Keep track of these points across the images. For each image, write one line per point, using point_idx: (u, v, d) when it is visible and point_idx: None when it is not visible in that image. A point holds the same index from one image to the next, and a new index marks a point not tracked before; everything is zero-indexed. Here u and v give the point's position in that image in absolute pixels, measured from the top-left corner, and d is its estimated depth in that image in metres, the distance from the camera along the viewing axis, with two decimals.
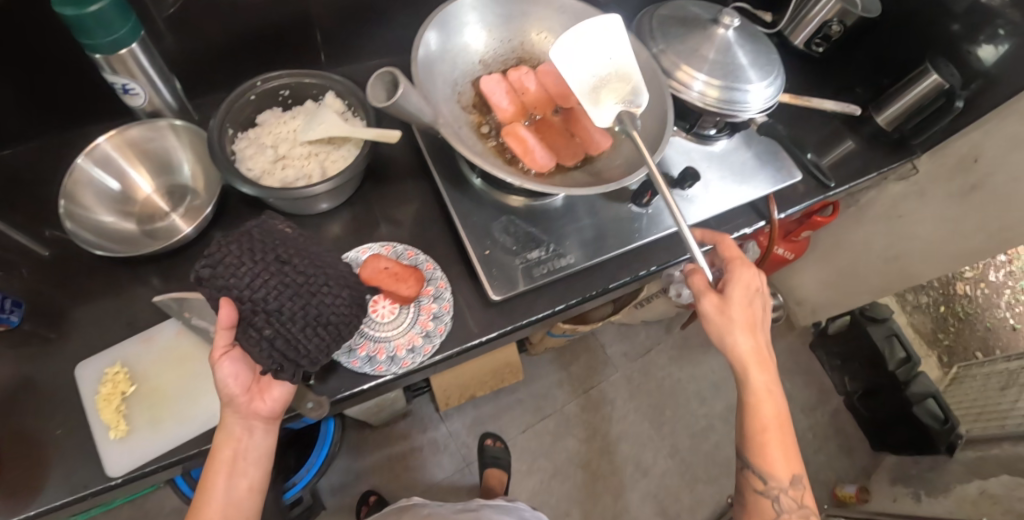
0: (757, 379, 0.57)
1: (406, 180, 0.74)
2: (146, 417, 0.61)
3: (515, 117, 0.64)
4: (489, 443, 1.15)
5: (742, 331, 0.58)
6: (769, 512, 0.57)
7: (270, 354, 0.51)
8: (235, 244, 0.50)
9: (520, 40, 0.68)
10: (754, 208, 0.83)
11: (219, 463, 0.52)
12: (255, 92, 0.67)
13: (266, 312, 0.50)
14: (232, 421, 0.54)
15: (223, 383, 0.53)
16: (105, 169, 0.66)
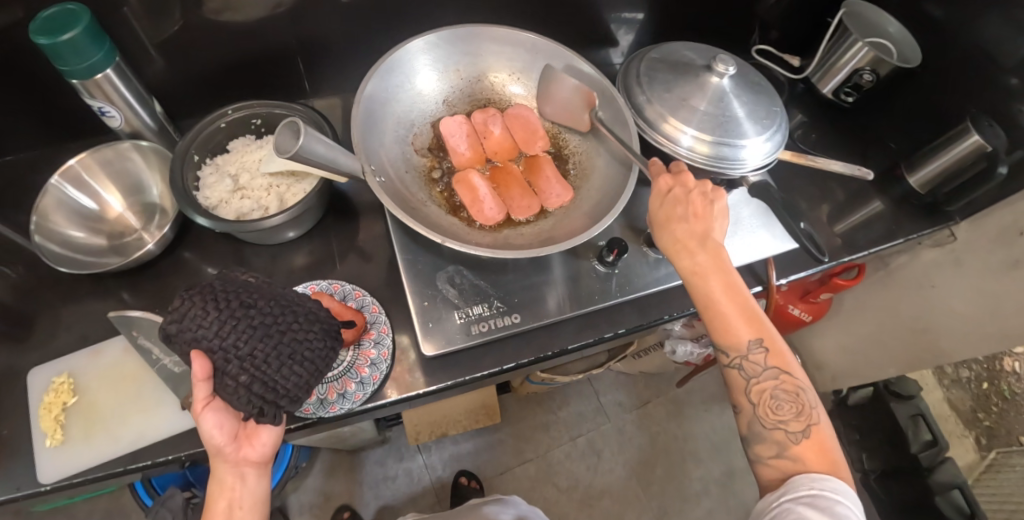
0: (688, 265, 0.53)
1: (371, 217, 0.73)
2: (81, 429, 0.62)
3: (471, 163, 0.62)
4: (463, 481, 1.03)
5: (675, 223, 0.54)
6: (741, 384, 0.51)
7: (250, 399, 0.46)
8: (199, 296, 0.46)
9: (489, 80, 0.66)
10: (752, 271, 0.75)
11: (214, 516, 0.47)
12: (226, 120, 0.68)
13: (239, 358, 0.45)
14: (222, 472, 0.48)
15: (207, 437, 0.48)
16: (78, 188, 0.68)
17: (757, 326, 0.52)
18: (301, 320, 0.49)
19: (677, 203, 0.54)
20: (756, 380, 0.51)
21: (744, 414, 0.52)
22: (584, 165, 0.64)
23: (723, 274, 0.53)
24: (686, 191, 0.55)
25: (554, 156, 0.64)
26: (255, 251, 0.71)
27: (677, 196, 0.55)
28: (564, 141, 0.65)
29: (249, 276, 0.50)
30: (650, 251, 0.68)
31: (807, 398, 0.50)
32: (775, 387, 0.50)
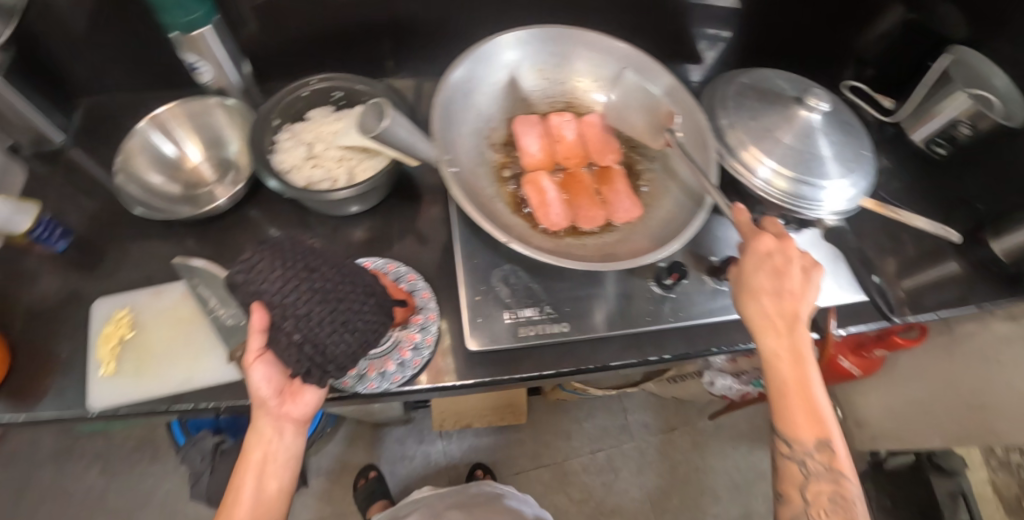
0: (770, 344, 0.53)
1: (433, 203, 0.73)
2: (132, 364, 0.64)
3: (541, 165, 0.60)
4: (478, 474, 1.02)
5: (766, 299, 0.54)
6: (796, 478, 0.51)
7: (299, 359, 0.47)
8: (270, 253, 0.49)
9: (572, 84, 0.65)
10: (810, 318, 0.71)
11: (249, 464, 0.50)
12: (308, 90, 0.70)
13: (297, 318, 0.47)
14: (262, 423, 0.50)
15: (255, 387, 0.50)
16: (163, 135, 0.71)
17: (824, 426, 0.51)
18: (356, 293, 0.51)
19: (773, 278, 0.54)
20: (810, 477, 0.50)
21: (791, 508, 0.51)
22: (656, 183, 0.61)
23: (803, 364, 0.52)
24: (785, 268, 0.54)
25: (627, 170, 0.63)
26: (317, 218, 0.72)
27: (774, 271, 0.54)
28: (639, 156, 0.63)
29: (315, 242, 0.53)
30: (709, 281, 0.66)
31: (859, 508, 0.49)
32: (832, 491, 0.49)
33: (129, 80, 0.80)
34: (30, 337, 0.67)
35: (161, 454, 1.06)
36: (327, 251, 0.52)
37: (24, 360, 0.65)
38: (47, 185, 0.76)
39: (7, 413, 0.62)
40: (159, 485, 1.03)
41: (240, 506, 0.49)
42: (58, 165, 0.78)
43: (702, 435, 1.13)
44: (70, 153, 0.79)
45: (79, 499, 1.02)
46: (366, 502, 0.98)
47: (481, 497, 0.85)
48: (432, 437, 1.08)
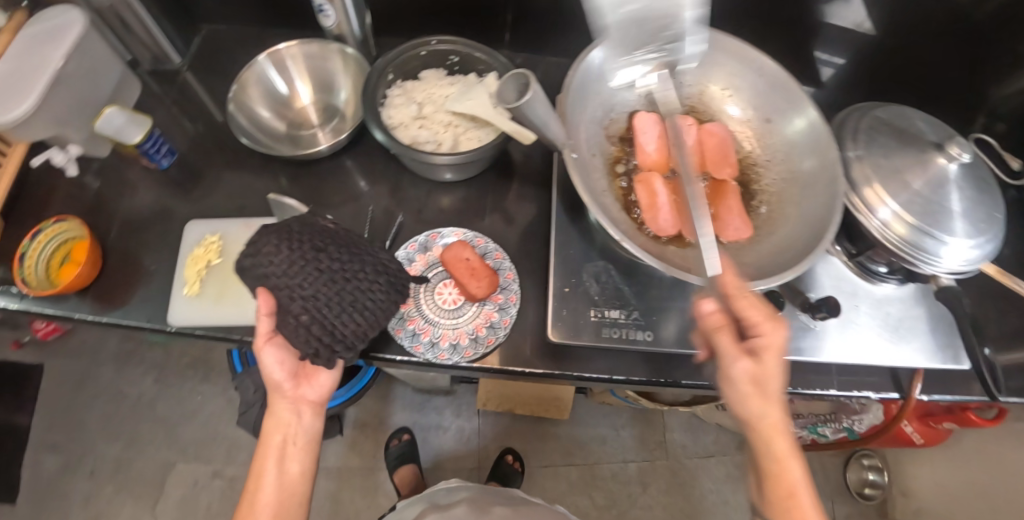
0: (779, 447, 0.49)
1: (527, 184, 0.70)
2: (214, 290, 0.65)
3: (656, 166, 0.59)
4: (508, 459, 1.02)
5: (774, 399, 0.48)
6: None
7: (307, 338, 0.49)
8: (276, 236, 0.51)
9: (701, 88, 0.63)
10: (893, 377, 0.69)
11: (270, 448, 0.54)
12: (426, 49, 0.67)
13: (306, 300, 0.50)
14: (280, 407, 0.55)
15: (268, 371, 0.54)
16: (279, 72, 0.71)
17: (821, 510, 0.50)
18: (367, 273, 0.53)
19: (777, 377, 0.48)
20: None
21: None
22: (772, 207, 0.59)
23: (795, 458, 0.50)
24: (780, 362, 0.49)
25: (741, 187, 0.60)
26: (410, 179, 0.72)
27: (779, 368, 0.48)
28: (757, 175, 0.61)
29: (330, 224, 0.55)
30: (801, 316, 0.66)
31: None
32: None
33: (250, 12, 0.80)
34: (124, 245, 0.70)
35: (211, 375, 1.10)
36: (339, 232, 0.54)
37: (116, 265, 0.68)
38: (161, 102, 0.79)
39: (94, 313, 0.65)
40: (205, 404, 1.08)
41: (264, 492, 0.53)
42: (172, 85, 0.80)
43: (740, 469, 1.09)
44: (184, 75, 0.81)
45: (133, 401, 1.07)
46: (395, 462, 1.00)
47: (521, 501, 0.86)
48: (468, 414, 1.08)
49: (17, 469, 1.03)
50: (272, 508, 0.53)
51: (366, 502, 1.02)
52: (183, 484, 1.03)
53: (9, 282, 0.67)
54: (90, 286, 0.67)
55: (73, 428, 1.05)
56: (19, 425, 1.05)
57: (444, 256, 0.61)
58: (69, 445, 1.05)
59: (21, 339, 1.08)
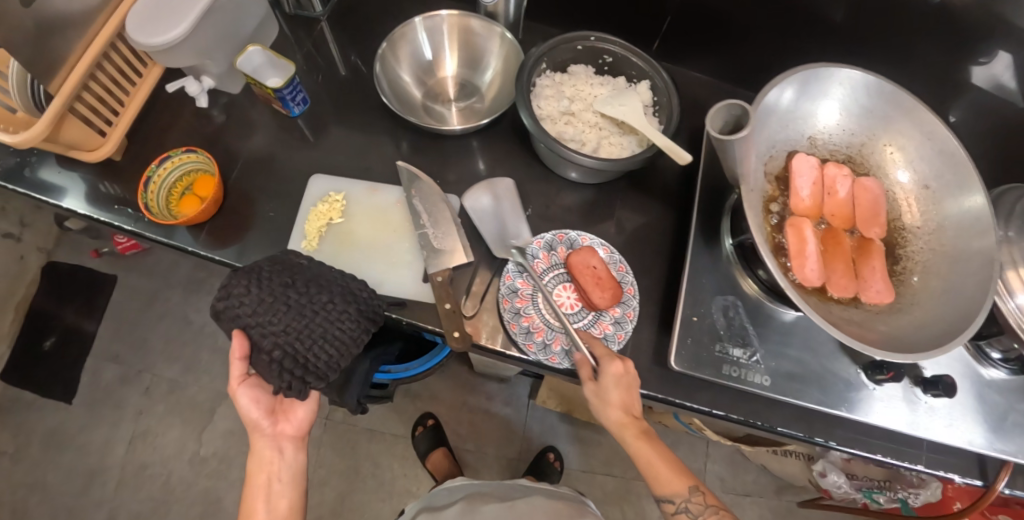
0: (632, 438, 0.54)
1: (654, 198, 0.68)
2: (333, 250, 0.63)
3: (808, 213, 0.57)
4: (548, 457, 1.03)
5: (612, 408, 0.53)
6: None
7: (280, 373, 0.49)
8: (244, 276, 0.51)
9: (865, 139, 0.60)
10: (980, 464, 0.67)
11: (257, 488, 0.54)
12: (584, 44, 0.65)
13: (277, 336, 0.49)
14: (262, 446, 0.55)
15: (245, 411, 0.54)
16: (430, 38, 0.68)
17: (685, 482, 0.55)
18: (334, 301, 0.52)
19: (624, 396, 0.53)
20: None
21: None
22: (913, 276, 0.58)
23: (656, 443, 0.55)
24: (630, 389, 0.53)
25: (887, 248, 0.59)
26: (538, 172, 0.69)
27: (626, 393, 0.53)
28: (905, 239, 0.59)
29: (301, 258, 0.54)
30: (907, 389, 0.63)
31: None
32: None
33: None
34: (243, 185, 0.70)
35: None
36: (308, 265, 0.54)
37: (231, 204, 0.68)
38: (295, 48, 0.77)
39: (209, 249, 0.66)
40: None
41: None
42: (308, 32, 0.77)
43: (774, 514, 1.08)
44: (323, 24, 0.78)
45: (197, 328, 1.10)
46: (425, 448, 1.01)
47: (522, 493, 0.87)
48: (518, 405, 1.08)
49: (78, 371, 1.07)
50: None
51: (403, 470, 1.04)
52: (231, 417, 1.07)
53: (126, 203, 0.69)
54: (207, 222, 0.67)
55: (136, 344, 1.09)
56: (87, 330, 1.09)
57: (570, 258, 0.60)
58: (129, 358, 1.08)
59: (100, 249, 1.11)
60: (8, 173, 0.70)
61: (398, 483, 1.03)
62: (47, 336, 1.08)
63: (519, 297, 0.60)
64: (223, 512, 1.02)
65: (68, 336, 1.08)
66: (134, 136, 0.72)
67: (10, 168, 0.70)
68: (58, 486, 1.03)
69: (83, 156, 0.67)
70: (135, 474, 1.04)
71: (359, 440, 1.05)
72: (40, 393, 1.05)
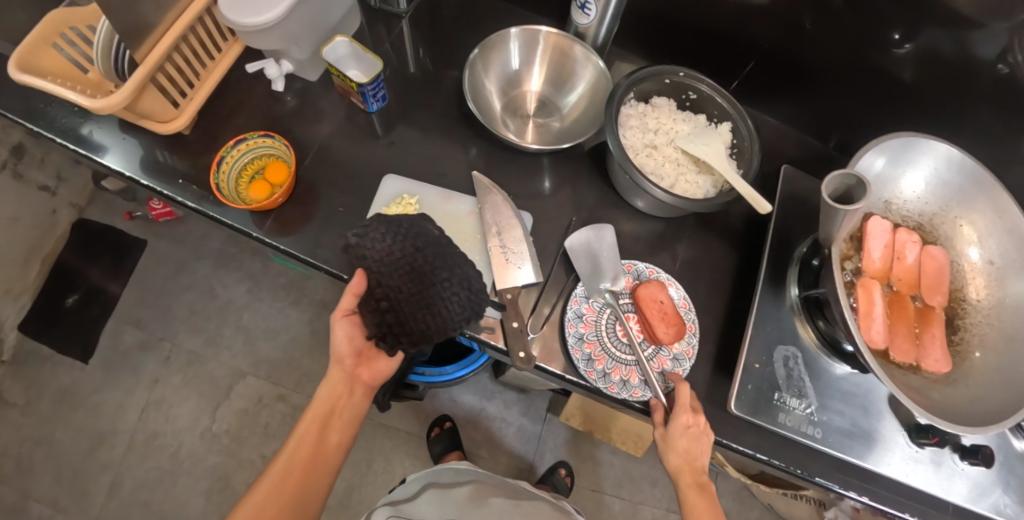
0: (685, 484, 0.56)
1: (720, 239, 0.69)
2: None
3: (877, 275, 0.58)
4: (561, 472, 1.03)
5: (676, 454, 0.55)
6: None
7: (379, 322, 0.52)
8: (384, 224, 0.53)
9: (937, 208, 0.61)
10: None
11: (317, 414, 0.54)
12: (671, 78, 0.66)
13: (389, 290, 0.51)
14: (337, 378, 0.54)
15: (335, 342, 0.54)
16: (519, 52, 0.68)
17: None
18: (449, 282, 0.51)
19: (689, 443, 0.55)
20: None
21: None
22: (969, 349, 0.58)
23: (707, 498, 0.56)
24: (698, 439, 0.55)
25: (946, 318, 0.60)
26: (608, 198, 0.69)
27: (692, 440, 0.55)
28: (966, 311, 0.60)
29: (436, 228, 0.54)
30: (941, 455, 0.62)
31: None
32: None
33: None
34: (311, 174, 0.69)
35: (300, 302, 1.11)
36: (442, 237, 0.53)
37: (298, 193, 0.68)
38: (373, 43, 0.76)
39: (273, 236, 0.66)
40: (287, 328, 1.09)
41: (297, 456, 0.53)
42: (388, 29, 0.77)
43: None
44: (403, 23, 0.78)
45: (221, 303, 1.09)
46: (441, 451, 1.00)
47: (525, 496, 0.81)
48: (535, 416, 1.09)
49: (98, 332, 1.07)
50: (303, 470, 0.53)
51: (415, 469, 1.04)
52: (247, 396, 1.06)
53: (190, 179, 0.69)
54: (275, 209, 0.66)
55: (159, 311, 1.08)
56: (112, 291, 1.08)
57: (638, 290, 0.61)
58: (150, 324, 1.08)
59: (133, 213, 1.11)
60: (71, 133, 0.70)
61: None
62: (71, 293, 1.07)
63: (583, 322, 0.60)
64: (229, 490, 1.02)
65: (91, 296, 1.08)
66: (204, 112, 0.71)
67: (74, 128, 0.70)
68: (66, 445, 1.02)
69: (153, 126, 0.66)
70: (144, 442, 1.03)
71: (374, 435, 1.05)
72: (57, 349, 1.05)
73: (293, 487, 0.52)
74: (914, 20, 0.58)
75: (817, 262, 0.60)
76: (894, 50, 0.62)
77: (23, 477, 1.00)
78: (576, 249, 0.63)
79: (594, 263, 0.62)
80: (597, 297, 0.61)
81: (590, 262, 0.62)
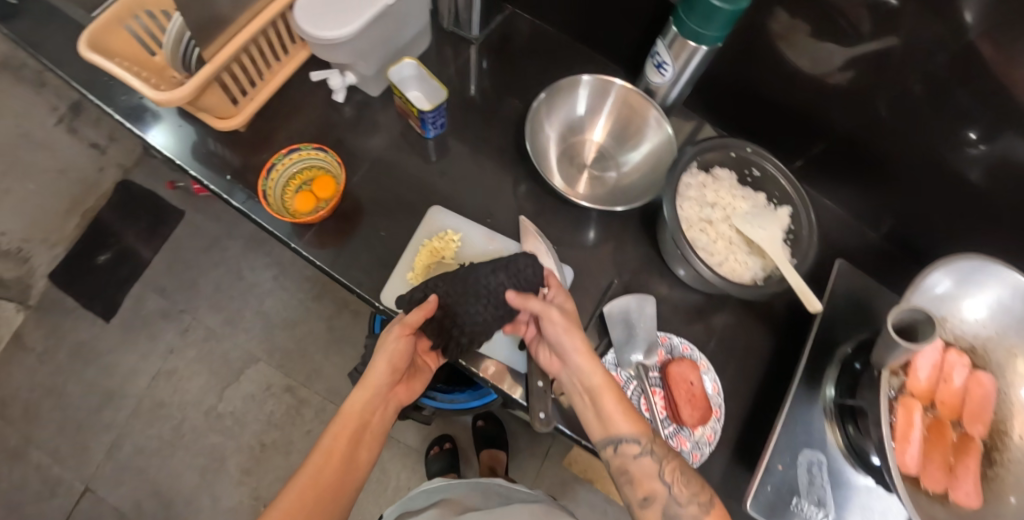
0: (591, 365, 0.54)
1: (761, 323, 0.66)
2: None
3: (916, 393, 0.56)
4: (478, 423, 1.06)
5: (572, 328, 0.54)
6: (652, 471, 0.52)
7: (438, 331, 0.56)
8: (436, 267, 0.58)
9: (993, 333, 0.58)
10: None
11: (350, 422, 0.55)
12: (737, 152, 0.65)
13: (439, 294, 0.55)
14: (377, 387, 0.56)
15: (384, 354, 0.55)
16: (586, 102, 0.68)
17: (644, 427, 0.53)
18: (509, 284, 0.54)
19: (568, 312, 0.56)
20: (664, 467, 0.52)
21: (658, 500, 0.51)
22: (1005, 488, 0.54)
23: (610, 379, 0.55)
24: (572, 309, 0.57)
25: (983, 450, 0.57)
26: (652, 262, 0.67)
27: (569, 312, 0.56)
28: (1007, 446, 0.56)
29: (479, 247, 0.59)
30: None
31: None
32: (701, 494, 0.51)
33: (556, 18, 0.76)
34: (359, 190, 0.69)
35: (321, 297, 1.11)
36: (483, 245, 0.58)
37: (343, 208, 0.67)
38: (439, 65, 0.76)
39: (312, 248, 0.65)
40: (306, 320, 1.09)
41: (330, 460, 0.53)
42: (456, 53, 0.76)
43: None
44: (472, 49, 0.77)
45: (245, 285, 1.10)
46: (436, 471, 1.01)
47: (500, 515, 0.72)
48: (537, 452, 1.07)
49: (124, 293, 1.08)
50: (334, 477, 0.52)
51: (410, 484, 1.04)
52: (256, 382, 1.06)
53: (238, 176, 0.69)
54: (317, 223, 0.65)
55: (185, 283, 1.09)
56: (143, 256, 1.09)
57: (670, 367, 0.60)
58: (175, 294, 1.09)
59: (175, 182, 1.12)
60: (130, 112, 0.71)
61: (399, 494, 1.03)
62: (102, 250, 1.09)
63: None
64: (224, 472, 1.02)
65: (121, 256, 1.09)
66: (261, 110, 0.71)
67: (133, 107, 0.71)
68: (75, 399, 1.04)
69: (211, 121, 0.66)
70: (150, 409, 1.04)
71: None
72: (82, 303, 1.07)
73: (321, 490, 0.51)
74: (995, 124, 0.54)
75: (859, 366, 0.58)
76: (969, 149, 0.58)
77: (30, 421, 1.02)
78: (613, 314, 0.62)
79: (629, 331, 0.62)
80: (626, 367, 0.60)
81: (624, 329, 0.62)
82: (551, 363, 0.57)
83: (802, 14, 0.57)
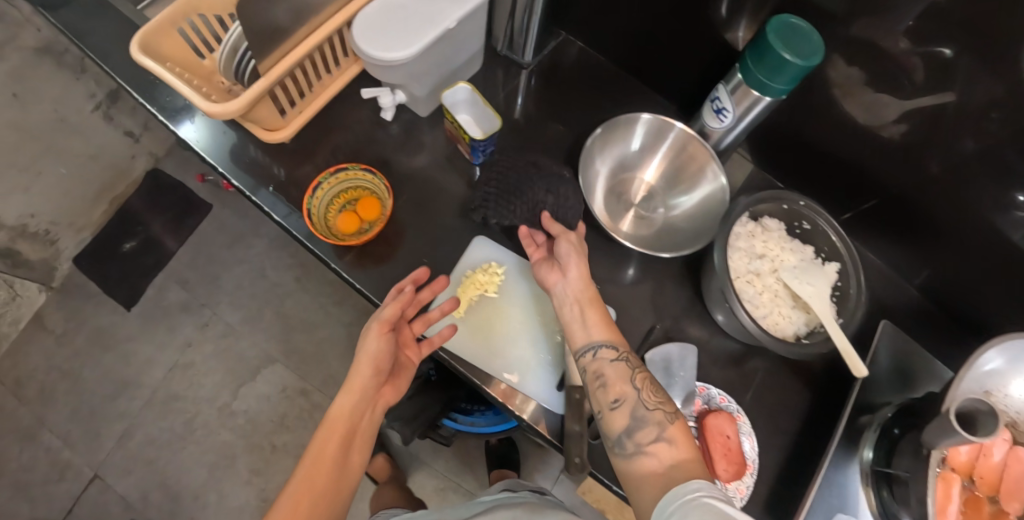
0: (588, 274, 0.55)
1: (798, 378, 0.65)
2: (478, 322, 0.63)
3: (955, 466, 0.55)
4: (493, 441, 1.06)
5: (576, 247, 0.57)
6: (624, 377, 0.49)
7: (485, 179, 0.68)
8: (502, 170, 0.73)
9: None
10: None
11: (336, 429, 0.50)
12: (788, 205, 0.64)
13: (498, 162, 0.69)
14: (362, 387, 0.53)
15: (367, 353, 0.53)
16: (641, 142, 0.67)
17: (622, 340, 0.51)
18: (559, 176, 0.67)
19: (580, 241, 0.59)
20: (637, 379, 0.49)
21: (625, 402, 0.47)
22: None
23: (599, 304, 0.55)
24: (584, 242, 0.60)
25: None
26: (692, 307, 0.67)
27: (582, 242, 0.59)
28: None
29: None
30: None
31: None
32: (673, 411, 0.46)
33: (610, 49, 0.75)
34: (402, 211, 0.68)
35: (343, 302, 1.10)
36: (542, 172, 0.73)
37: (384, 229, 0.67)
38: (489, 88, 0.75)
39: (351, 267, 0.65)
40: (326, 324, 1.09)
41: (319, 463, 0.47)
42: (506, 76, 0.76)
43: None
44: (523, 74, 0.76)
45: (268, 284, 1.10)
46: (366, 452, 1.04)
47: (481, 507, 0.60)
48: (548, 475, 1.07)
49: (146, 282, 1.08)
50: (328, 481, 0.46)
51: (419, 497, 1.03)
52: (272, 382, 1.06)
53: (281, 189, 0.68)
54: (359, 244, 0.65)
55: (207, 277, 1.09)
56: (168, 246, 1.09)
57: (707, 419, 0.59)
58: (197, 288, 1.09)
59: (206, 176, 1.12)
60: (175, 113, 0.71)
61: None
62: (128, 238, 1.09)
63: None
64: (233, 470, 1.02)
65: (146, 245, 1.09)
66: (308, 121, 0.70)
67: (178, 109, 0.71)
68: (90, 384, 1.04)
69: (260, 133, 0.65)
70: (163, 400, 1.04)
71: None
72: (104, 290, 1.07)
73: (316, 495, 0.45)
74: None
75: (898, 431, 0.57)
76: (1015, 212, 0.56)
77: (44, 403, 1.02)
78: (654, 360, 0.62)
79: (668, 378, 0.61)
80: None
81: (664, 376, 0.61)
82: (547, 277, 0.57)
83: (870, 71, 0.56)
